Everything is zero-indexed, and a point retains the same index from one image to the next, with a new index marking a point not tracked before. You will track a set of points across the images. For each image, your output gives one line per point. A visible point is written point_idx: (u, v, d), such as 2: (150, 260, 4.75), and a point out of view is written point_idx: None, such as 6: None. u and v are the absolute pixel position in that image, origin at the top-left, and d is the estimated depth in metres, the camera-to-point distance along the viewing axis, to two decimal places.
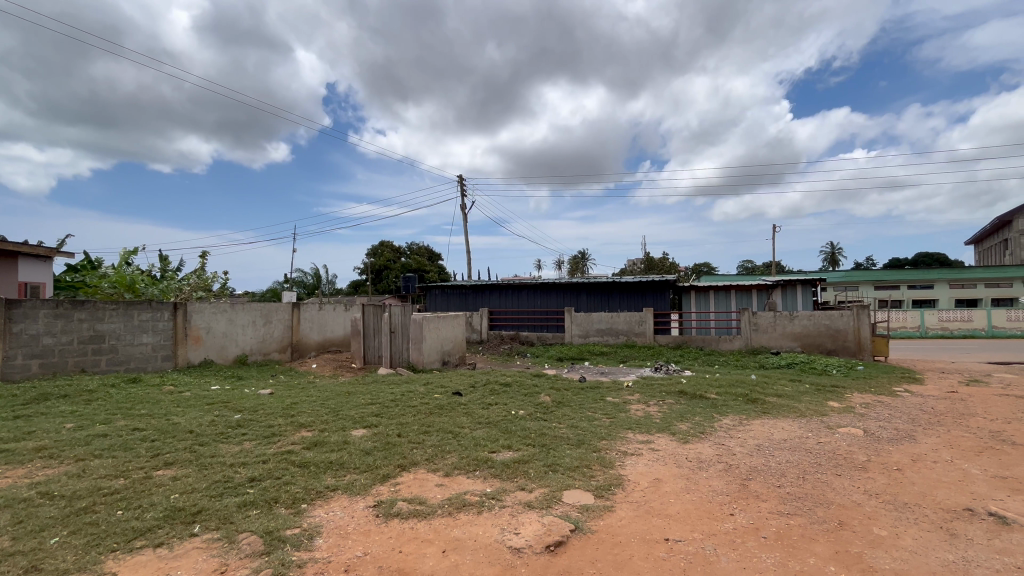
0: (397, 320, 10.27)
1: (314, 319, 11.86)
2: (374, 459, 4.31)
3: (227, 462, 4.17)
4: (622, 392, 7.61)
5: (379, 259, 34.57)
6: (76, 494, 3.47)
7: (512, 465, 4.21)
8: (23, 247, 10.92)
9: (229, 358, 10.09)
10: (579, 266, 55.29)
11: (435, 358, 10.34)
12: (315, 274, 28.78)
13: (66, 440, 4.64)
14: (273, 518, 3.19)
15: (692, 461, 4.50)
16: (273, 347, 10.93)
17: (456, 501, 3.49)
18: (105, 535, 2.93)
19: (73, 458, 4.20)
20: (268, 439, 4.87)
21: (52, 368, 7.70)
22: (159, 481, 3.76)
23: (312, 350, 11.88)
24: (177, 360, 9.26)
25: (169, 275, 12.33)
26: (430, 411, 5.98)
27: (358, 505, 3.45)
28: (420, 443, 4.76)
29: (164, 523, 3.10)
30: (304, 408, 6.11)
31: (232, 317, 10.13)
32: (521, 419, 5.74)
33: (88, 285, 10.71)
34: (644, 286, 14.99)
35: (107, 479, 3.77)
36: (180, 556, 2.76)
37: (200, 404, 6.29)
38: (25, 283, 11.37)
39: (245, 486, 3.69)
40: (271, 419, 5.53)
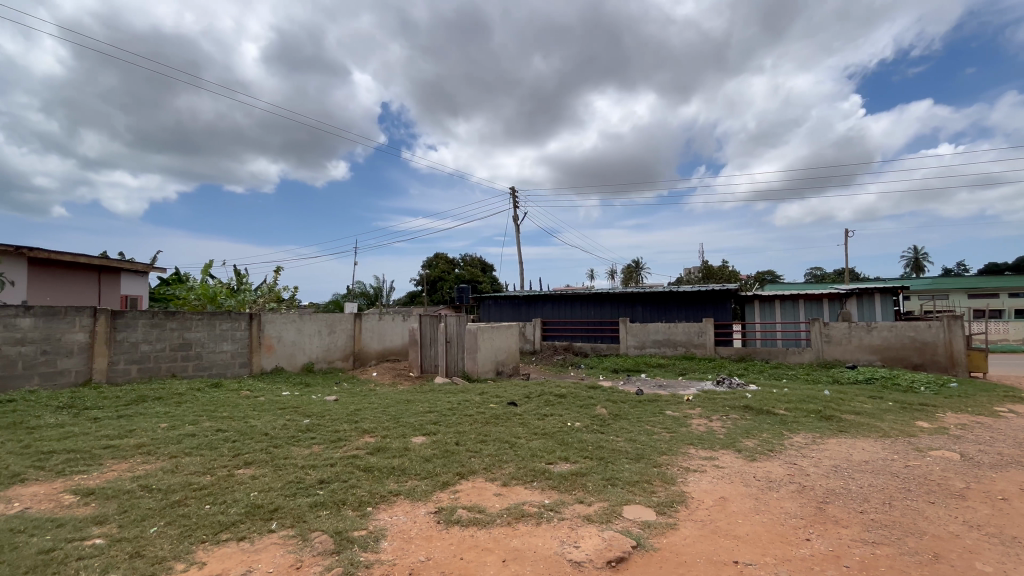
0: (453, 330, 10.50)
1: (374, 329, 12.39)
2: (433, 466, 4.43)
3: (299, 464, 4.43)
4: (682, 406, 7.34)
5: (434, 270, 35.64)
6: (170, 488, 3.81)
7: (570, 477, 4.17)
8: (124, 262, 12.24)
9: (298, 366, 10.73)
10: (633, 275, 54.37)
11: (489, 367, 10.49)
12: (375, 285, 30.11)
13: (161, 438, 5.13)
14: (341, 519, 3.34)
15: (761, 480, 4.26)
16: (337, 356, 11.51)
17: (515, 511, 3.50)
18: (196, 526, 3.20)
19: (167, 455, 4.62)
20: (334, 443, 5.12)
21: (148, 372, 8.52)
22: (240, 479, 4.06)
23: (372, 359, 12.38)
24: (253, 367, 9.97)
25: (245, 287, 13.34)
26: (486, 421, 6.04)
27: (419, 510, 3.55)
28: (478, 452, 4.83)
29: (246, 518, 3.33)
30: (366, 414, 6.38)
31: (300, 327, 10.78)
32: (577, 431, 5.67)
33: (177, 297, 11.81)
34: (703, 295, 14.43)
35: (196, 475, 4.12)
36: (260, 551, 2.95)
37: (273, 408, 6.73)
38: (125, 295, 12.74)
39: (316, 488, 3.90)
40: (337, 424, 5.82)
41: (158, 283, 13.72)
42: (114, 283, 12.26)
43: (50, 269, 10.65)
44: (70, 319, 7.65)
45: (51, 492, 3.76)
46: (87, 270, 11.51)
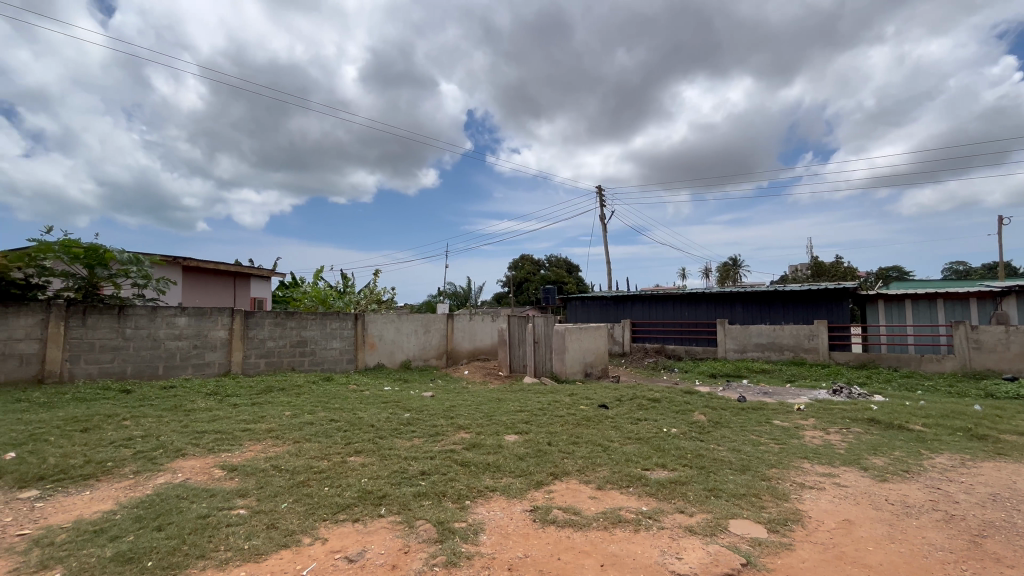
0: (541, 330, 10.57)
1: (465, 329, 12.85)
2: (527, 464, 4.49)
3: (403, 455, 4.73)
4: (792, 415, 6.71)
5: (520, 272, 36.21)
6: (295, 469, 4.27)
7: (668, 485, 4.00)
8: (253, 269, 13.96)
9: (397, 363, 11.48)
10: (730, 274, 50.87)
11: (578, 368, 10.40)
12: (464, 287, 31.29)
13: (286, 424, 5.77)
14: (442, 510, 3.52)
15: (894, 504, 3.76)
16: (431, 354, 12.12)
17: (611, 515, 3.43)
18: (318, 505, 3.56)
19: (291, 440, 5.19)
20: (433, 437, 5.39)
21: (273, 366, 9.63)
22: (352, 465, 4.44)
23: (464, 358, 12.86)
24: (358, 363, 10.84)
25: (350, 289, 14.56)
26: (577, 423, 6.00)
27: (515, 507, 3.63)
28: (570, 454, 4.81)
29: (359, 502, 3.63)
30: (461, 411, 6.64)
31: (398, 326, 11.52)
32: (674, 437, 5.42)
33: (295, 299, 13.21)
34: (814, 295, 13.06)
35: (316, 459, 4.58)
36: (372, 532, 3.20)
37: (377, 402, 7.26)
38: (254, 297, 14.53)
39: (418, 478, 4.14)
40: (435, 420, 6.13)
41: (279, 286, 15.47)
42: (246, 287, 14.04)
43: (197, 275, 12.47)
44: (213, 318, 8.90)
45: (204, 465, 4.40)
46: (225, 276, 13.30)
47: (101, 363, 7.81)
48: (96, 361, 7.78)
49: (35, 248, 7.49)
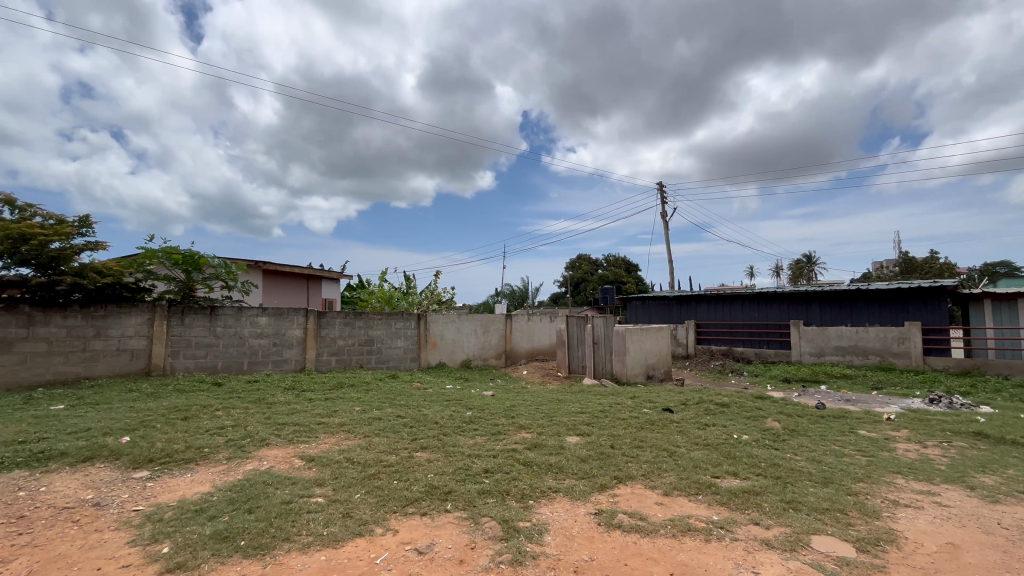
0: (600, 331, 10.41)
1: (523, 329, 12.90)
2: (590, 467, 4.43)
3: (467, 452, 4.83)
4: (880, 426, 6.15)
5: (577, 272, 35.93)
6: (367, 462, 4.49)
7: (740, 494, 3.80)
8: (324, 271, 14.83)
9: (457, 362, 11.76)
10: (804, 271, 47.54)
11: (639, 370, 10.14)
12: (521, 287, 31.49)
13: (356, 419, 6.08)
14: (507, 509, 3.55)
15: (1009, 529, 3.34)
16: (491, 354, 12.29)
17: (679, 523, 3.32)
18: (389, 497, 3.72)
19: (362, 434, 5.46)
20: (495, 436, 5.46)
21: (343, 363, 10.18)
22: (419, 461, 4.60)
23: (522, 358, 12.92)
24: (421, 361, 11.21)
25: (413, 290, 15.09)
26: (640, 426, 5.85)
27: (579, 509, 3.60)
28: (635, 457, 4.70)
29: (426, 496, 3.76)
30: (522, 411, 6.67)
31: (459, 326, 11.79)
32: (746, 445, 5.14)
33: (363, 299, 13.89)
34: (904, 294, 11.89)
35: (385, 453, 4.79)
36: (440, 527, 3.30)
37: (440, 400, 7.47)
38: (325, 298, 15.44)
39: (482, 476, 4.21)
40: (496, 419, 6.21)
41: (348, 287, 16.33)
42: (318, 288, 14.95)
43: (276, 278, 13.45)
44: (290, 318, 9.55)
45: (285, 455, 4.73)
46: (300, 278, 14.23)
47: (196, 358, 8.62)
48: (192, 356, 8.59)
49: (142, 255, 8.49)
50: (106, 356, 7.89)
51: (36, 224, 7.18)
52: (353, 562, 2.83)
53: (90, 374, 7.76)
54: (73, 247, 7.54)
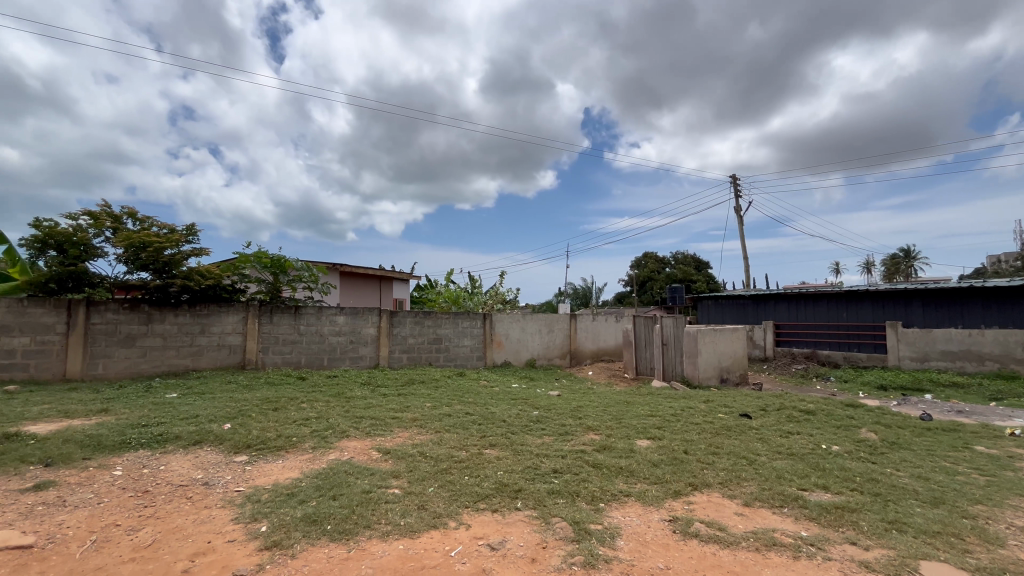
0: (670, 332, 10.03)
1: (589, 329, 12.73)
2: (663, 472, 4.29)
3: (535, 451, 4.85)
4: (1003, 442, 5.40)
5: (643, 270, 34.96)
6: (439, 457, 4.64)
7: (833, 510, 3.50)
8: (395, 272, 15.52)
9: (522, 361, 11.85)
10: (901, 267, 43.01)
11: (712, 374, 9.66)
12: (585, 286, 31.14)
13: (428, 415, 6.30)
14: (577, 510, 3.52)
15: None
16: (555, 353, 12.25)
17: (763, 537, 3.12)
18: (461, 492, 3.81)
19: (433, 429, 5.66)
20: (563, 436, 5.44)
21: (413, 360, 10.60)
22: (488, 458, 4.68)
23: (588, 359, 12.75)
24: (487, 360, 11.41)
25: (478, 290, 15.40)
26: (716, 432, 5.57)
27: (653, 515, 3.49)
28: (711, 464, 4.48)
29: (497, 493, 3.82)
30: (589, 412, 6.59)
31: (524, 326, 11.88)
32: (837, 456, 4.73)
33: (431, 299, 14.38)
34: None
35: (456, 449, 4.92)
36: (511, 524, 3.34)
37: (507, 398, 7.56)
38: (396, 298, 16.16)
39: (551, 476, 4.21)
40: (564, 419, 6.18)
41: (417, 288, 16.99)
42: (389, 288, 15.68)
43: (351, 279, 14.27)
44: (365, 317, 10.09)
45: (364, 447, 5.00)
46: (373, 279, 15.00)
47: (284, 354, 9.35)
48: (280, 352, 9.34)
49: (238, 259, 9.29)
50: (209, 351, 8.78)
51: (152, 233, 8.20)
52: (429, 553, 2.93)
53: (196, 366, 8.67)
54: (182, 253, 8.45)
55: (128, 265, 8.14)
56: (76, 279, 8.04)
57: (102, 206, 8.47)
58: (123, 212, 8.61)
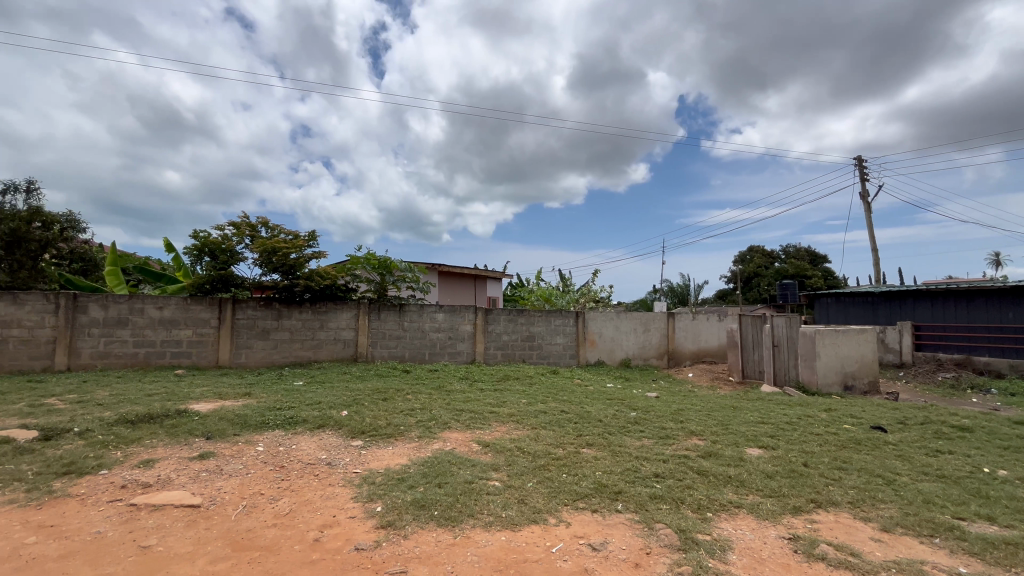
0: (781, 332, 9.16)
1: (688, 328, 12.05)
2: (779, 485, 3.92)
3: (634, 454, 4.71)
4: None
5: (748, 265, 32.33)
6: (536, 453, 4.70)
7: (1002, 546, 2.95)
8: (489, 271, 15.99)
9: (617, 360, 11.57)
10: None
11: (834, 380, 8.65)
12: (682, 283, 29.55)
13: (524, 411, 6.40)
14: (682, 518, 3.35)
15: None
16: (652, 353, 11.79)
17: (908, 569, 2.72)
18: (560, 490, 3.82)
19: (530, 426, 5.74)
20: (663, 440, 5.22)
21: (508, 357, 10.83)
22: (585, 457, 4.63)
23: (688, 360, 12.07)
24: (580, 358, 11.31)
25: (570, 288, 15.33)
26: (842, 445, 4.98)
27: (769, 531, 3.21)
28: (838, 481, 4.01)
29: (596, 493, 3.76)
30: (692, 416, 6.24)
31: (618, 324, 11.59)
32: (1004, 483, 3.98)
33: (523, 297, 14.59)
34: None
35: (553, 446, 4.94)
36: (612, 526, 3.27)
37: (602, 398, 7.44)
38: (490, 296, 16.65)
39: (653, 480, 4.05)
40: (663, 422, 5.92)
41: (509, 286, 17.34)
42: (483, 287, 16.19)
43: (448, 278, 14.96)
44: (463, 314, 10.52)
45: (465, 439, 5.22)
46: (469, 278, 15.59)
47: (390, 348, 10.08)
48: (387, 346, 10.08)
49: (350, 261, 10.19)
50: (328, 344, 9.74)
51: (281, 239, 9.27)
52: (531, 547, 2.98)
53: (317, 358, 9.67)
54: (305, 256, 9.47)
55: (262, 267, 9.30)
56: (223, 280, 9.36)
57: (242, 217, 9.77)
58: (258, 222, 9.88)
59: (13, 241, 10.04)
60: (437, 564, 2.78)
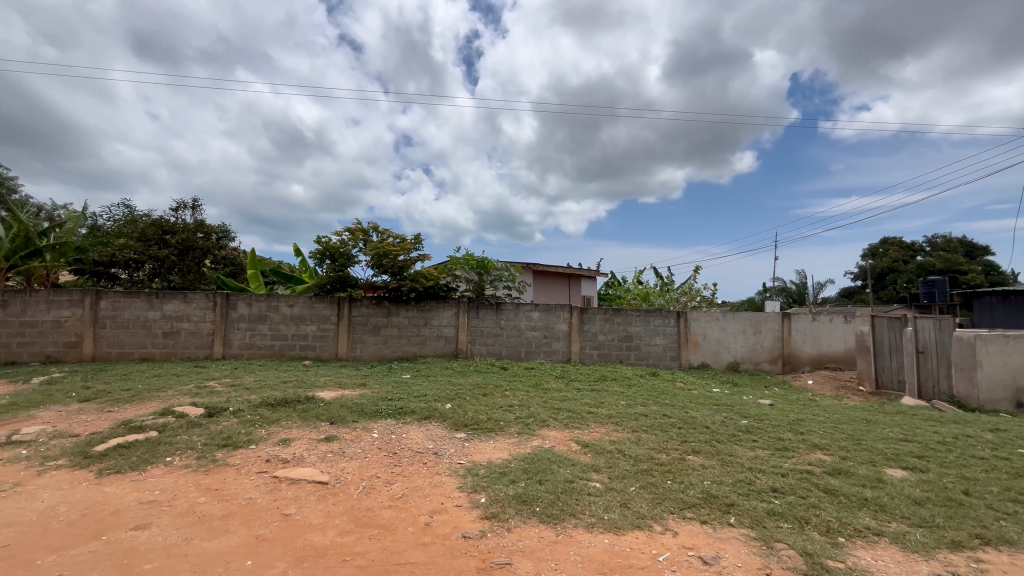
0: (928, 337, 7.88)
1: (807, 331, 10.87)
2: (931, 514, 3.38)
3: (747, 465, 4.35)
4: None
5: (882, 260, 28.33)
6: (638, 457, 4.55)
7: None
8: (584, 269, 15.82)
9: (723, 364, 10.81)
10: None
11: (1001, 395, 7.24)
12: (798, 281, 26.74)
13: (623, 413, 6.24)
14: (808, 540, 3.03)
15: None
16: (764, 358, 10.83)
17: None
18: (664, 497, 3.66)
19: (630, 428, 5.58)
20: (781, 452, 4.76)
21: (604, 357, 10.63)
22: (692, 464, 4.39)
23: (807, 365, 10.89)
24: (682, 361, 10.73)
25: (670, 286, 14.63)
26: (1016, 473, 4.16)
27: (919, 566, 2.78)
28: (1012, 516, 3.35)
29: (706, 504, 3.54)
30: (814, 428, 5.63)
31: (724, 326, 10.82)
32: None
33: (619, 296, 14.23)
34: None
35: (656, 451, 4.75)
36: (724, 540, 3.06)
37: (709, 403, 6.98)
38: (584, 295, 16.49)
39: (770, 495, 3.72)
40: (780, 432, 5.41)
41: (604, 285, 17.02)
42: (578, 285, 16.06)
43: (543, 277, 15.08)
44: (558, 313, 10.54)
45: (563, 437, 5.23)
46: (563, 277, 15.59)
47: (488, 345, 10.42)
48: (485, 344, 10.42)
49: (451, 262, 10.69)
50: (431, 340, 10.33)
51: (390, 243, 10.02)
52: (636, 553, 2.89)
53: (422, 353, 10.30)
54: (411, 258, 10.13)
55: (374, 269, 10.11)
56: (340, 281, 10.34)
57: (357, 223, 10.72)
58: (369, 228, 10.79)
59: (184, 249, 12.03)
60: (541, 560, 2.81)
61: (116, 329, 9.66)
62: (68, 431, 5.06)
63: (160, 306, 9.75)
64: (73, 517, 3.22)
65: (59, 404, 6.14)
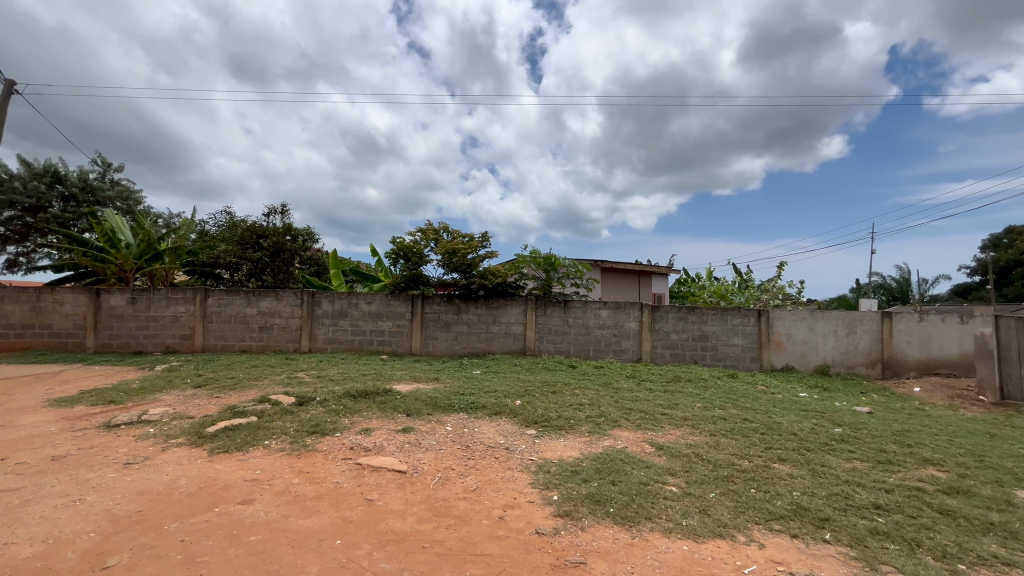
0: None
1: (912, 332, 9.76)
2: None
3: (843, 477, 3.99)
4: None
5: (1007, 252, 24.73)
6: (717, 462, 4.32)
7: None
8: (654, 266, 15.29)
9: (811, 367, 9.98)
10: None
11: None
12: (901, 277, 24.06)
13: (699, 416, 5.95)
14: (921, 565, 2.72)
15: None
16: (859, 361, 9.87)
17: None
18: (748, 506, 3.44)
19: (707, 432, 5.31)
20: (884, 465, 4.31)
21: (677, 357, 10.22)
22: (779, 473, 4.09)
23: (912, 371, 9.77)
24: (763, 363, 10.06)
25: (750, 284, 13.75)
26: None
27: None
28: None
29: (796, 516, 3.29)
30: (923, 440, 5.04)
31: (812, 325, 9.99)
32: None
33: (694, 294, 13.59)
34: None
35: (736, 457, 4.49)
36: (818, 557, 2.83)
37: (796, 409, 6.47)
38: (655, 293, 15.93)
39: (873, 512, 3.37)
40: (882, 444, 4.90)
41: (677, 282, 16.33)
42: (648, 283, 15.56)
43: (612, 275, 14.77)
44: (628, 312, 10.28)
45: (636, 438, 5.09)
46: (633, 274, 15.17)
47: (556, 343, 10.38)
48: (553, 341, 10.40)
49: (518, 259, 10.77)
50: (500, 337, 10.49)
51: (460, 241, 10.29)
52: (718, 562, 2.75)
53: (491, 349, 10.48)
54: (479, 256, 10.34)
55: (445, 267, 10.44)
56: (413, 280, 10.78)
57: (429, 223, 11.13)
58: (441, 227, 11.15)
59: (274, 251, 13.13)
60: (616, 562, 2.76)
61: (221, 323, 10.74)
62: (185, 413, 5.73)
63: (256, 303, 10.71)
64: (191, 490, 3.63)
65: (177, 389, 6.95)
